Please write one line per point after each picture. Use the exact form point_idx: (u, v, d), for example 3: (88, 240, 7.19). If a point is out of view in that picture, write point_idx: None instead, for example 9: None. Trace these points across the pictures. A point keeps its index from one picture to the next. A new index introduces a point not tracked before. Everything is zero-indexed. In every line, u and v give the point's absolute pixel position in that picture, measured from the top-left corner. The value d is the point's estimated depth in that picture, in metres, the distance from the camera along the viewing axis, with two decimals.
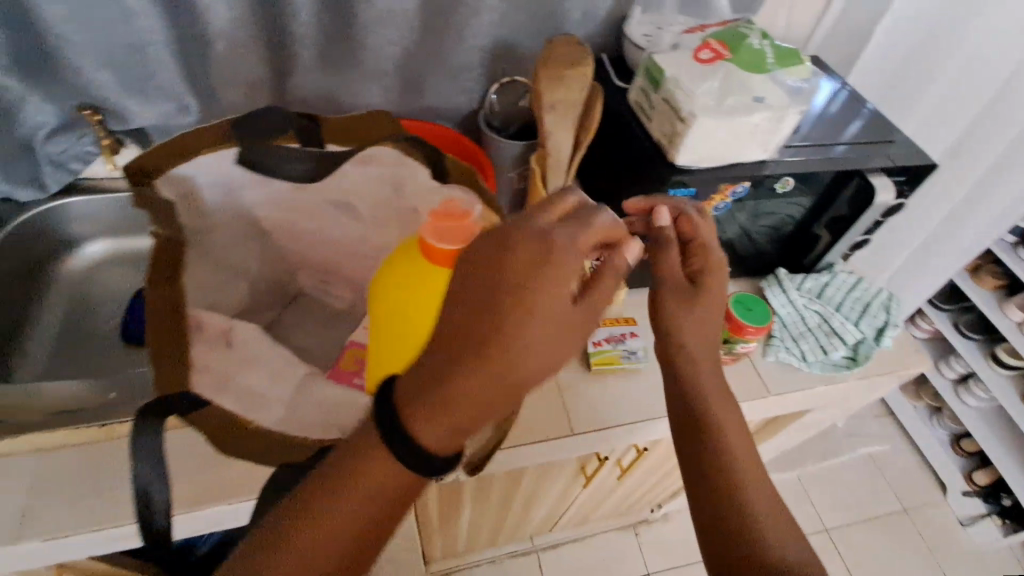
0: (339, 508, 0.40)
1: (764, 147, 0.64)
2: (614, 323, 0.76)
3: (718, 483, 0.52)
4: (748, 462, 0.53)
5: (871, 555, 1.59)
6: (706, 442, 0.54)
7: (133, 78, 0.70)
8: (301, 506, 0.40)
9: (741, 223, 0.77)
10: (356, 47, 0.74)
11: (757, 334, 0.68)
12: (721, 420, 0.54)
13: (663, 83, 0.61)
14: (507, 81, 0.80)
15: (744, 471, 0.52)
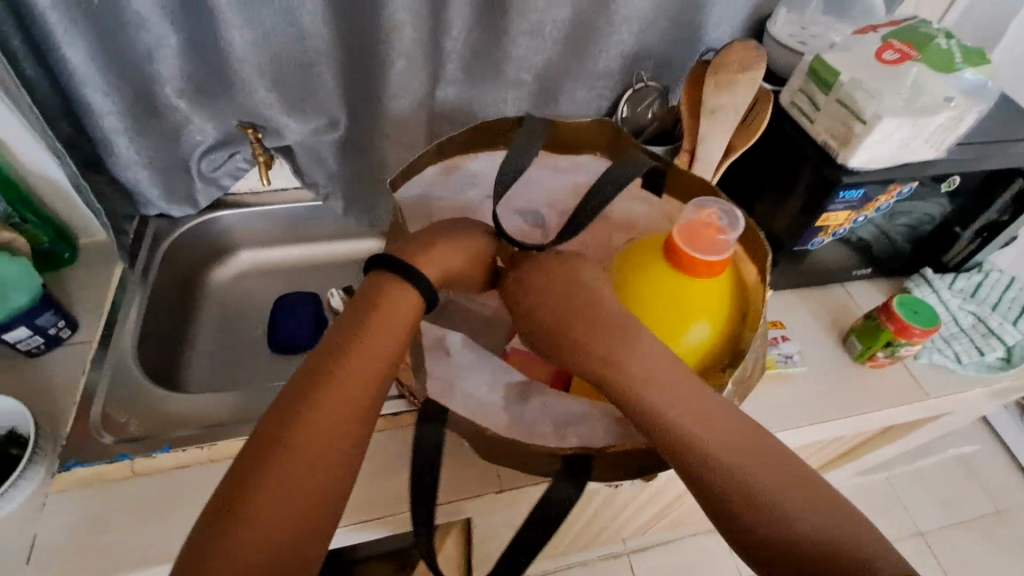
0: (332, 372, 0.41)
1: (937, 146, 0.63)
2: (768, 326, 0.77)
3: (720, 453, 0.39)
4: (768, 484, 0.38)
5: (971, 559, 1.54)
6: (706, 407, 0.41)
7: (295, 96, 0.73)
8: (324, 371, 0.41)
9: (875, 224, 0.76)
10: (501, 59, 0.76)
11: (924, 337, 0.68)
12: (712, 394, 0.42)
13: (839, 86, 0.61)
14: (641, 88, 0.80)
15: (711, 450, 0.39)
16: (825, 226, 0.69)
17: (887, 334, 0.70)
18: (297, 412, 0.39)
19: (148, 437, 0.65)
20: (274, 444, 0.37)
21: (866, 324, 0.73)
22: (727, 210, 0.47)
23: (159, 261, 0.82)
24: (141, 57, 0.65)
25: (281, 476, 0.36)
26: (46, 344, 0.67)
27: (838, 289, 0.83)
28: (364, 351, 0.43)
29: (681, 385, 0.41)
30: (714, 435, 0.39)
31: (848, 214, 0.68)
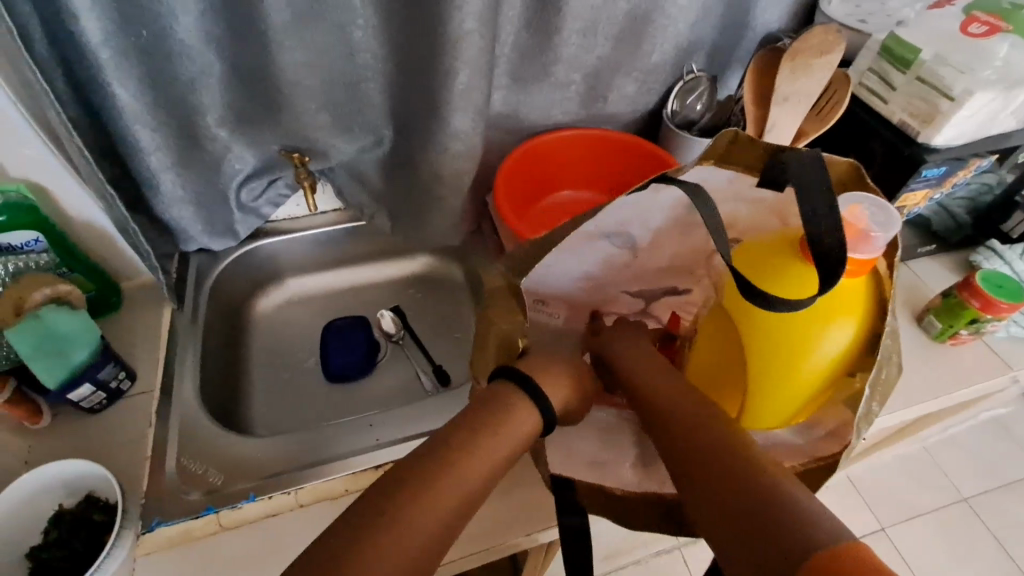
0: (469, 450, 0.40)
1: (1021, 116, 0.61)
2: None
3: (714, 520, 0.36)
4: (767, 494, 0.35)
5: (1016, 521, 1.55)
6: (709, 469, 0.38)
7: (344, 115, 0.71)
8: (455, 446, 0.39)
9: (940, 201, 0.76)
10: (552, 60, 0.73)
11: (1011, 310, 0.67)
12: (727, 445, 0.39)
13: (920, 62, 0.59)
14: (692, 79, 0.78)
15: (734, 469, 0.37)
16: (903, 207, 0.67)
17: (971, 312, 0.68)
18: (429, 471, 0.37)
19: (217, 490, 0.62)
20: (409, 504, 0.35)
21: (945, 302, 0.71)
22: (876, 205, 0.42)
23: (205, 299, 0.79)
24: (186, 88, 0.62)
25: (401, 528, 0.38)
26: (108, 398, 0.64)
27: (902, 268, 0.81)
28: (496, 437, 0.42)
29: (680, 451, 0.41)
30: (717, 501, 0.37)
31: (927, 192, 0.66)
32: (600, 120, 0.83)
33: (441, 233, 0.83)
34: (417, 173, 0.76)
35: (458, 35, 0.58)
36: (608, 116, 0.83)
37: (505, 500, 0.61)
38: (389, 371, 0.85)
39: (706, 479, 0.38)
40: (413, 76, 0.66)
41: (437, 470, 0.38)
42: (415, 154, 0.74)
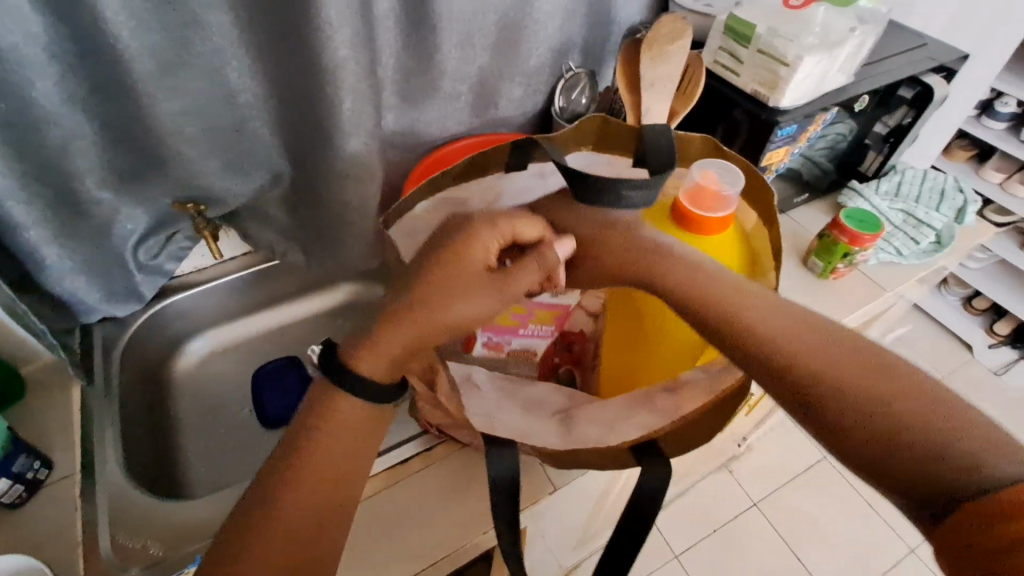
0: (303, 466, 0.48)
1: (847, 72, 0.70)
2: None
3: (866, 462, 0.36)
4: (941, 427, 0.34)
5: None
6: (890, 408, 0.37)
7: (235, 157, 0.69)
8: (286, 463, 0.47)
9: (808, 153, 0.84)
10: (436, 76, 0.76)
11: (874, 240, 0.76)
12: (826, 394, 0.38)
13: (757, 36, 0.67)
14: (573, 76, 0.83)
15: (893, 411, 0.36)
16: (769, 165, 0.75)
17: (843, 247, 0.77)
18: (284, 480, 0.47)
19: (159, 561, 0.59)
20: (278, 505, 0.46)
21: (822, 243, 0.79)
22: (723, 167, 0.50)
23: (118, 369, 0.75)
24: (58, 154, 0.60)
25: (301, 515, 0.46)
26: (25, 490, 0.60)
27: (787, 219, 0.90)
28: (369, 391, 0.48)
29: (805, 378, 0.39)
30: (866, 443, 0.36)
31: (787, 149, 0.74)
32: (495, 125, 0.87)
33: (357, 257, 0.83)
34: (321, 204, 0.76)
35: (335, 65, 0.59)
36: (502, 121, 0.87)
37: (461, 503, 0.62)
38: None
39: (852, 414, 0.37)
40: (300, 109, 0.67)
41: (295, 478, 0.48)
42: (315, 185, 0.74)
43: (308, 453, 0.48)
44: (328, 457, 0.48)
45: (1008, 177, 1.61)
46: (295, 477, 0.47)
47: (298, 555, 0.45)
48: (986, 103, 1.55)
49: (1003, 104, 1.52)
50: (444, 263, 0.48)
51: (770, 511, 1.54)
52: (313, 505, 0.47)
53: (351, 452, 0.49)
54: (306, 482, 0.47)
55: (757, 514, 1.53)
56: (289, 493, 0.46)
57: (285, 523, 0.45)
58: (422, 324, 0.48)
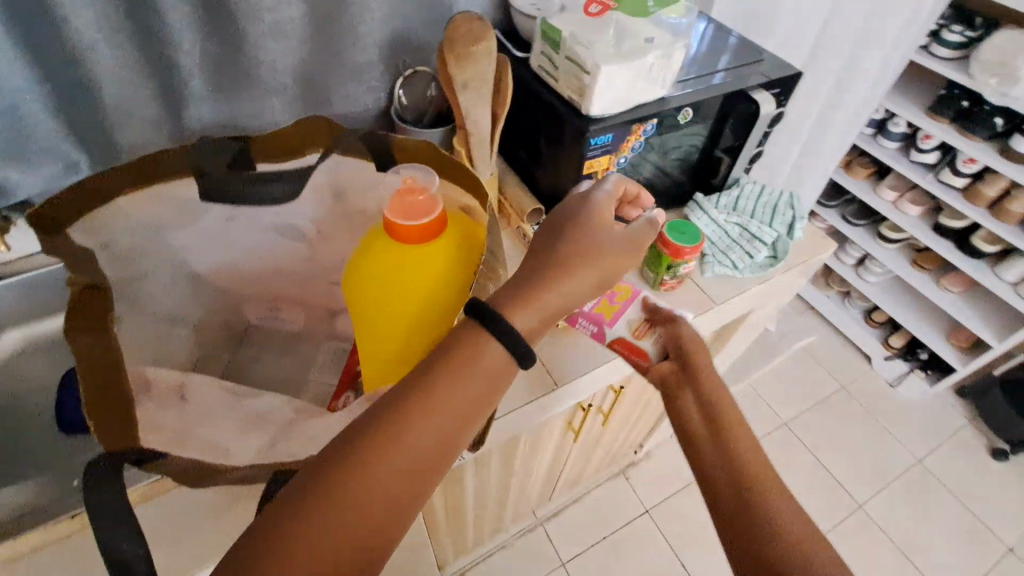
0: (360, 463, 0.39)
1: (662, 84, 0.70)
2: None
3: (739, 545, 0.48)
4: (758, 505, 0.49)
5: (827, 433, 1.77)
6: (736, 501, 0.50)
7: (9, 145, 0.64)
8: (363, 443, 0.39)
9: (652, 163, 0.83)
10: (251, 66, 0.72)
11: (695, 253, 0.75)
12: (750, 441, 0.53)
13: (564, 43, 0.65)
14: (410, 74, 0.81)
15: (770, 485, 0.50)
16: (593, 174, 0.74)
17: (666, 259, 0.76)
18: (358, 465, 0.38)
19: None
20: (321, 506, 0.37)
21: (650, 254, 0.79)
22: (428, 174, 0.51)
23: None
24: None
25: (356, 515, 0.37)
26: None
27: None
28: (489, 350, 0.44)
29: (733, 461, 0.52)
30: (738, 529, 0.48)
31: (609, 158, 0.73)
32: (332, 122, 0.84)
33: None
34: None
35: None
36: (339, 117, 0.83)
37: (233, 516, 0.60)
38: None
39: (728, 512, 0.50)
40: None
41: (332, 487, 0.37)
42: None
43: (401, 434, 0.40)
44: (423, 436, 0.41)
45: (900, 195, 1.67)
46: (358, 468, 0.38)
47: (358, 553, 0.37)
48: (879, 121, 1.60)
49: (894, 123, 1.57)
50: (574, 243, 0.49)
51: (661, 518, 1.55)
52: (389, 494, 0.39)
53: (429, 450, 0.41)
54: (377, 478, 0.38)
55: (648, 520, 1.54)
56: (339, 485, 0.38)
57: (314, 540, 0.36)
58: (531, 287, 0.47)
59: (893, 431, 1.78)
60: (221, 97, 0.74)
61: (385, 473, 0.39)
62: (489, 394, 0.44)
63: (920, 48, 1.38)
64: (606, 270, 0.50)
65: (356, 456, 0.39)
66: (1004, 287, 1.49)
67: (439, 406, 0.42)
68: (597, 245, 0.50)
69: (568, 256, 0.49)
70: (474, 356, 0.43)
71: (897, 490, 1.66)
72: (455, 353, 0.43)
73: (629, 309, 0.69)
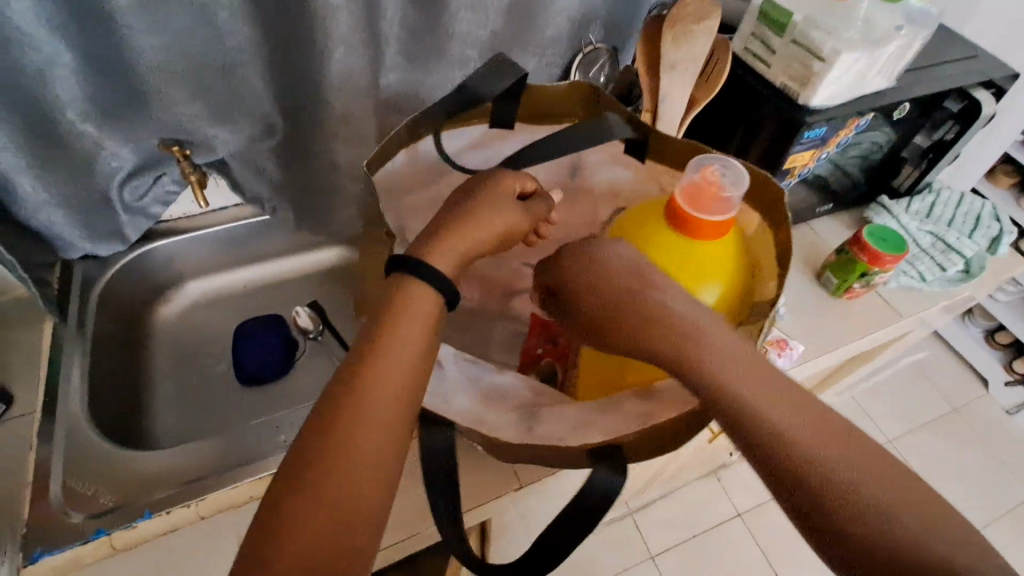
0: (343, 432, 0.38)
1: (888, 76, 0.65)
2: None
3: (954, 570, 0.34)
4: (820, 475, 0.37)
5: (935, 456, 1.66)
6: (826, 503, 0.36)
7: (221, 104, 0.66)
8: (336, 418, 0.38)
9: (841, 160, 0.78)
10: (445, 36, 0.71)
11: (894, 263, 0.71)
12: (743, 391, 0.39)
13: (793, 26, 0.61)
14: (591, 51, 0.78)
15: (822, 468, 0.37)
16: (792, 168, 0.69)
17: (861, 266, 0.72)
18: (328, 438, 0.37)
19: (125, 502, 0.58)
20: (313, 478, 0.36)
21: (838, 258, 0.75)
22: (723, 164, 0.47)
23: (95, 310, 0.74)
24: (33, 82, 0.56)
25: (342, 496, 0.36)
26: None
27: (805, 229, 0.85)
28: (422, 293, 0.43)
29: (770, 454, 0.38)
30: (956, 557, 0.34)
31: (812, 153, 0.68)
32: None
33: (348, 221, 0.81)
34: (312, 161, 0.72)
35: None
36: None
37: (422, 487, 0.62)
38: (309, 368, 0.82)
39: (818, 510, 0.36)
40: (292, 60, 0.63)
41: (322, 464, 0.37)
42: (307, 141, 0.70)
43: (381, 383, 0.40)
44: (380, 403, 0.39)
45: None
46: (325, 460, 0.37)
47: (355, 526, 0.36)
48: None
49: None
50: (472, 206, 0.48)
51: (753, 523, 1.51)
52: (375, 452, 0.38)
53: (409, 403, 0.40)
54: (350, 457, 0.37)
55: (738, 524, 1.50)
56: (328, 457, 0.37)
57: (314, 504, 0.35)
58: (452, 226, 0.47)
59: (1008, 462, 1.66)
60: (410, 67, 0.73)
61: (372, 423, 0.38)
62: (425, 338, 0.43)
63: None
64: (511, 221, 0.49)
65: (329, 425, 0.38)
66: None
67: (388, 356, 0.41)
68: (495, 190, 0.50)
69: (464, 214, 0.48)
70: (404, 312, 0.42)
71: (1010, 525, 1.55)
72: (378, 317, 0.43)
73: None
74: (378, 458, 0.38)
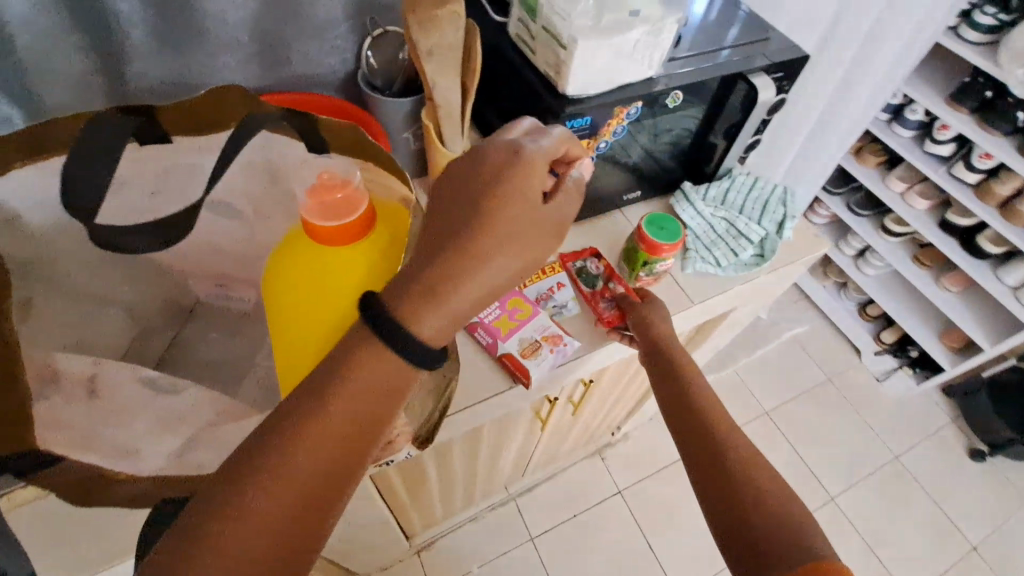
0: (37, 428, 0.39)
1: (649, 64, 0.63)
2: (541, 276, 0.73)
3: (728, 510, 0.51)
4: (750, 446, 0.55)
5: (807, 424, 1.75)
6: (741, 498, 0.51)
7: None
8: (204, 528, 0.34)
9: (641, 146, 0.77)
10: (199, 17, 0.65)
11: (672, 252, 0.71)
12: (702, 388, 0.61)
13: (540, 11, 0.59)
14: (379, 34, 0.74)
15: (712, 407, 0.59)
16: None
17: (642, 255, 0.72)
18: (225, 521, 0.35)
19: None
20: (200, 550, 0.34)
21: (626, 248, 0.74)
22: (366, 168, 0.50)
23: None
24: None
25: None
26: None
27: (617, 216, 0.85)
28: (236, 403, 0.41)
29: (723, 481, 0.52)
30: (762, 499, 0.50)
31: (587, 143, 0.68)
32: (294, 83, 0.77)
33: None
34: None
35: None
36: (301, 79, 0.77)
37: None
38: None
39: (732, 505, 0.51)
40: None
41: None
42: None
43: (255, 478, 0.36)
44: (359, 406, 0.40)
45: (910, 186, 1.59)
46: (205, 548, 0.34)
47: (292, 525, 0.37)
48: (896, 107, 1.51)
49: (911, 111, 1.48)
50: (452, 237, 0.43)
51: (634, 499, 1.56)
52: (266, 529, 0.36)
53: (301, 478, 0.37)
54: (224, 539, 0.34)
55: (620, 501, 1.55)
56: (207, 547, 0.34)
57: None
58: (452, 252, 0.43)
59: (873, 427, 1.77)
60: (165, 51, 0.67)
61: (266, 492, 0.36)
62: (374, 391, 0.40)
63: (948, 29, 1.28)
64: (497, 283, 0.44)
65: (196, 535, 0.34)
66: (1004, 291, 1.44)
67: (301, 435, 0.38)
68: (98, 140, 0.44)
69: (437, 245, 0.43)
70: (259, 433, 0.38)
71: (870, 485, 1.66)
72: (288, 434, 0.38)
73: (525, 328, 0.67)
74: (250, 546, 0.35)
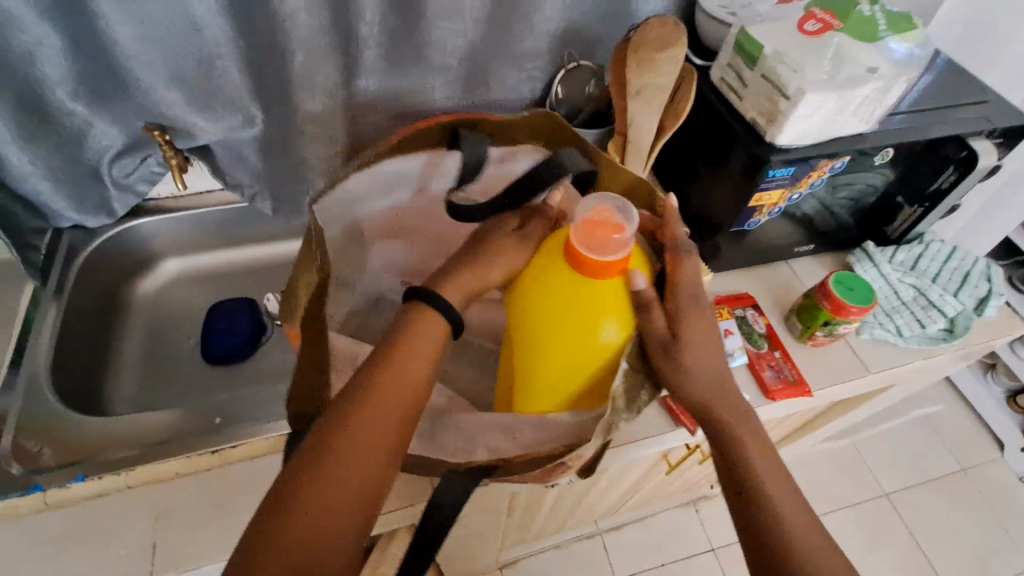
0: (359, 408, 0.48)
1: (865, 119, 0.61)
2: None
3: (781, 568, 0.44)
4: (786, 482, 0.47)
5: (933, 516, 1.56)
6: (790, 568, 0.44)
7: (199, 95, 0.69)
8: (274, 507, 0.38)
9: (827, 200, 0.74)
10: (423, 43, 0.71)
11: (861, 314, 0.67)
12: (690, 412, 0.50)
13: (762, 60, 0.58)
14: (574, 67, 0.77)
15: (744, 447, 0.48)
16: (759, 206, 0.67)
17: (824, 314, 0.69)
18: (291, 504, 0.38)
19: (83, 460, 0.62)
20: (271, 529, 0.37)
21: (804, 303, 0.71)
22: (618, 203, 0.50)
23: (74, 276, 0.78)
24: (24, 61, 0.60)
25: (291, 549, 0.37)
26: None
27: (784, 268, 0.82)
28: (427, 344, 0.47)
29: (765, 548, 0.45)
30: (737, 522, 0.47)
31: (782, 192, 0.66)
32: (485, 106, 0.81)
33: None
34: None
35: None
36: (493, 103, 0.81)
37: None
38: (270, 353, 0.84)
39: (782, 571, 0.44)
40: None
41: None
42: None
43: (329, 468, 0.40)
44: (384, 410, 0.43)
45: None
46: (263, 536, 0.37)
47: (331, 533, 0.38)
48: None
49: None
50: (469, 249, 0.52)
51: (726, 560, 1.47)
52: (317, 521, 0.38)
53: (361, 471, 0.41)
54: (293, 520, 0.38)
55: (711, 559, 1.47)
56: (276, 531, 0.37)
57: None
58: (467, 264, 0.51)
59: (1014, 534, 1.55)
60: (388, 71, 0.73)
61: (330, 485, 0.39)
62: (411, 381, 0.45)
63: None
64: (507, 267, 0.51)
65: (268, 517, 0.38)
66: None
67: (354, 426, 0.42)
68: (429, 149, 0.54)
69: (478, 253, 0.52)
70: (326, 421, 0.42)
71: None
72: (339, 422, 0.42)
73: None
74: (314, 522, 0.38)
